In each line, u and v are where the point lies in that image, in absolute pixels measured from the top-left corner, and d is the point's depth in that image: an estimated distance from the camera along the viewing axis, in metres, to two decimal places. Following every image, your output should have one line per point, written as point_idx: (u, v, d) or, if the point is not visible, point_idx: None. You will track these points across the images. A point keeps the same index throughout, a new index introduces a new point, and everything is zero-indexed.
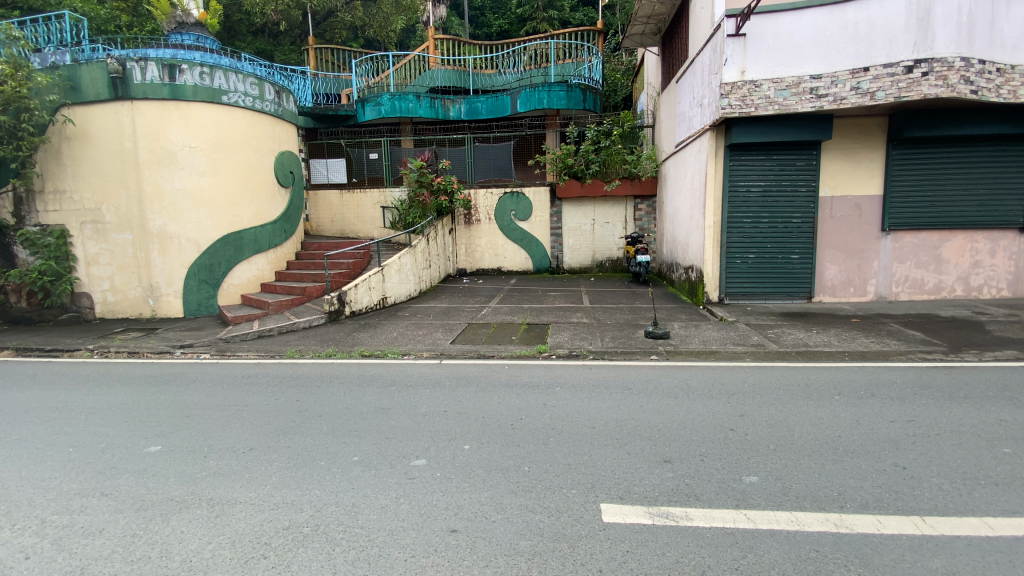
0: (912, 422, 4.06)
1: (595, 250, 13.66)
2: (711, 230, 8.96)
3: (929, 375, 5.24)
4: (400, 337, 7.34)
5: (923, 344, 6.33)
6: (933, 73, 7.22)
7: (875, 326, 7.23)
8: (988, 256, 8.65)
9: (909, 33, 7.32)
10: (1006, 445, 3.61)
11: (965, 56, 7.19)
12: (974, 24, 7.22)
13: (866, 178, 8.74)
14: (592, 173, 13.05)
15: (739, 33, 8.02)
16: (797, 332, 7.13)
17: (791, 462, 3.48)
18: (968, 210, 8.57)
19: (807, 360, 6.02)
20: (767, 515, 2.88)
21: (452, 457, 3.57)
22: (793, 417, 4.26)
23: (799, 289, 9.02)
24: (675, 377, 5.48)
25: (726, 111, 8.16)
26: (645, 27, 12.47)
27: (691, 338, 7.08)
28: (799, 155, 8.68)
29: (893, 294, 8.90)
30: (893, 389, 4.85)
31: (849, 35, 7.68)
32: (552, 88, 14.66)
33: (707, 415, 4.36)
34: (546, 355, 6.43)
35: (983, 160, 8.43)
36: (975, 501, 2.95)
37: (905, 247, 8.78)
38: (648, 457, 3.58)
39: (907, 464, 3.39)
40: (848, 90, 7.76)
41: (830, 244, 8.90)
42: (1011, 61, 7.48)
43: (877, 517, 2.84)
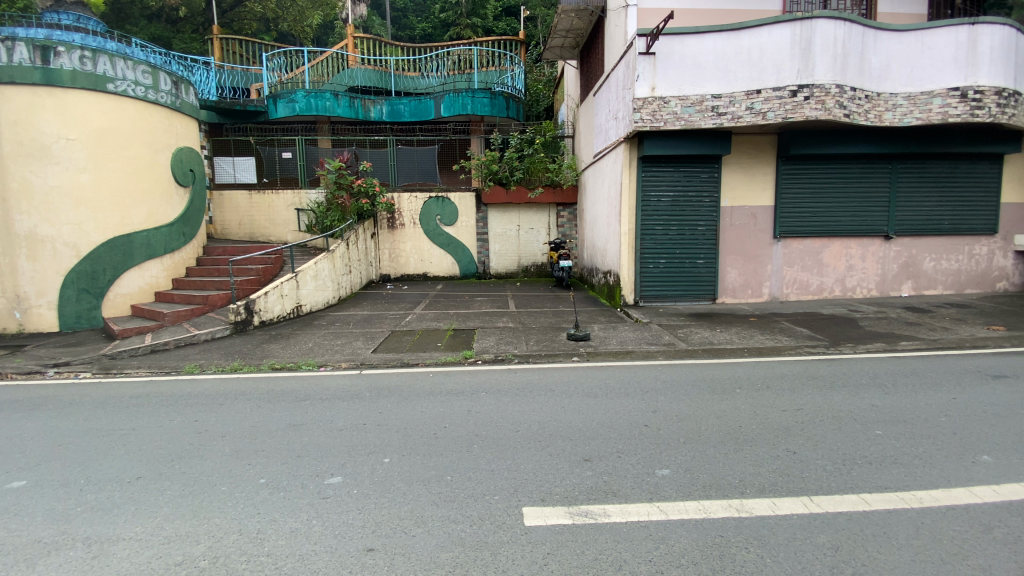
0: (800, 410, 4.50)
1: (519, 256, 13.85)
2: (627, 236, 9.43)
3: (814, 368, 5.84)
4: (316, 347, 6.97)
5: (809, 339, 7.06)
6: (813, 97, 8.11)
7: (769, 324, 7.96)
8: (860, 260, 9.84)
9: (793, 60, 8.16)
10: (877, 427, 4.09)
11: (839, 83, 8.14)
12: (846, 56, 8.19)
13: (759, 191, 9.62)
14: (515, 179, 13.25)
15: (649, 51, 8.53)
16: (703, 331, 7.69)
17: (699, 453, 3.71)
18: (843, 220, 9.71)
19: (712, 357, 6.50)
20: (678, 506, 3.04)
21: (370, 472, 3.42)
22: (701, 410, 4.56)
23: (704, 292, 9.72)
24: (595, 378, 5.66)
25: (638, 124, 8.65)
26: (564, 40, 12.89)
27: (610, 339, 7.36)
28: (702, 168, 9.39)
29: (784, 295, 9.85)
30: (785, 381, 5.35)
31: (744, 59, 8.42)
32: (476, 94, 14.68)
33: (625, 412, 4.54)
34: (471, 360, 6.39)
35: (853, 177, 9.60)
36: (854, 479, 3.31)
37: (793, 252, 9.76)
38: (569, 457, 3.66)
39: (796, 449, 3.74)
40: (744, 109, 8.50)
41: (731, 250, 9.69)
42: (878, 89, 8.53)
43: (772, 499, 3.10)
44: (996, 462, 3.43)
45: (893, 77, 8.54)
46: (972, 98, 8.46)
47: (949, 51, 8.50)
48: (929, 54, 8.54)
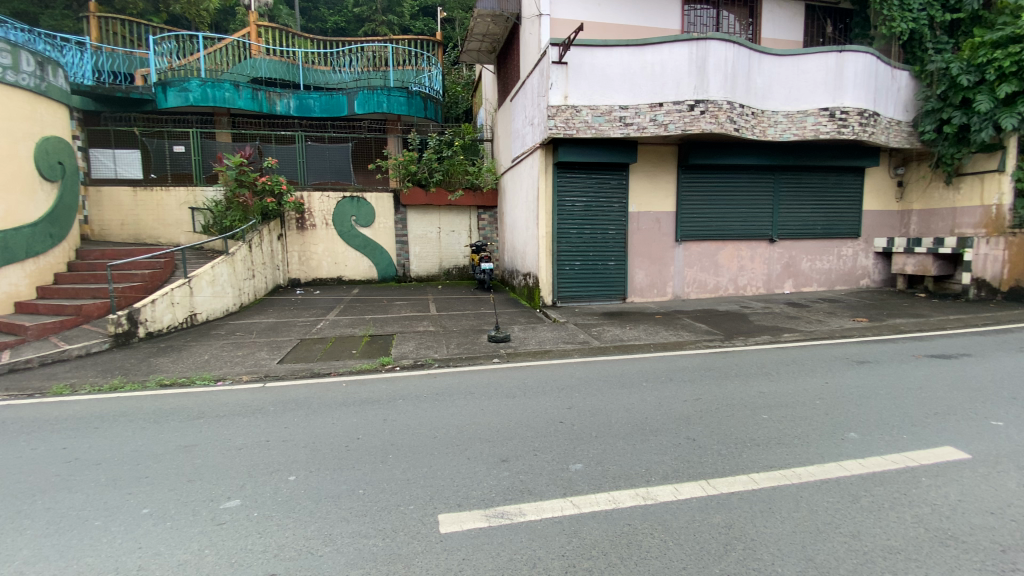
0: (699, 400, 4.87)
1: (440, 258, 13.69)
2: (544, 239, 9.67)
3: (712, 360, 6.36)
4: (214, 360, 6.40)
5: (707, 334, 7.67)
6: (708, 112, 8.84)
7: (673, 321, 8.54)
8: (750, 260, 10.87)
9: (691, 77, 8.84)
10: (764, 412, 4.53)
11: (730, 100, 8.95)
12: (735, 75, 9.01)
13: (663, 197, 10.30)
14: (434, 181, 13.10)
15: (562, 61, 8.83)
16: (615, 328, 8.08)
17: (609, 446, 3.89)
18: (735, 225, 10.67)
19: (623, 353, 6.85)
20: (590, 499, 3.16)
21: (273, 492, 3.20)
22: (612, 404, 4.78)
23: (616, 292, 10.23)
24: (514, 378, 5.74)
25: (552, 131, 8.92)
26: (481, 45, 12.98)
27: (529, 340, 7.49)
28: (613, 175, 9.90)
29: (686, 294, 10.63)
30: (686, 373, 5.77)
31: (648, 73, 8.98)
32: (392, 93, 14.35)
33: (541, 411, 4.65)
34: (389, 367, 6.21)
35: (742, 186, 10.61)
36: (745, 461, 3.64)
37: (693, 254, 10.56)
38: (486, 459, 3.67)
39: (696, 436, 4.04)
40: (648, 121, 9.06)
41: (639, 253, 10.28)
42: (762, 107, 9.48)
43: (674, 485, 3.32)
44: (859, 437, 3.90)
45: (774, 96, 9.54)
46: (838, 117, 9.63)
47: (820, 75, 9.60)
48: (804, 77, 9.61)
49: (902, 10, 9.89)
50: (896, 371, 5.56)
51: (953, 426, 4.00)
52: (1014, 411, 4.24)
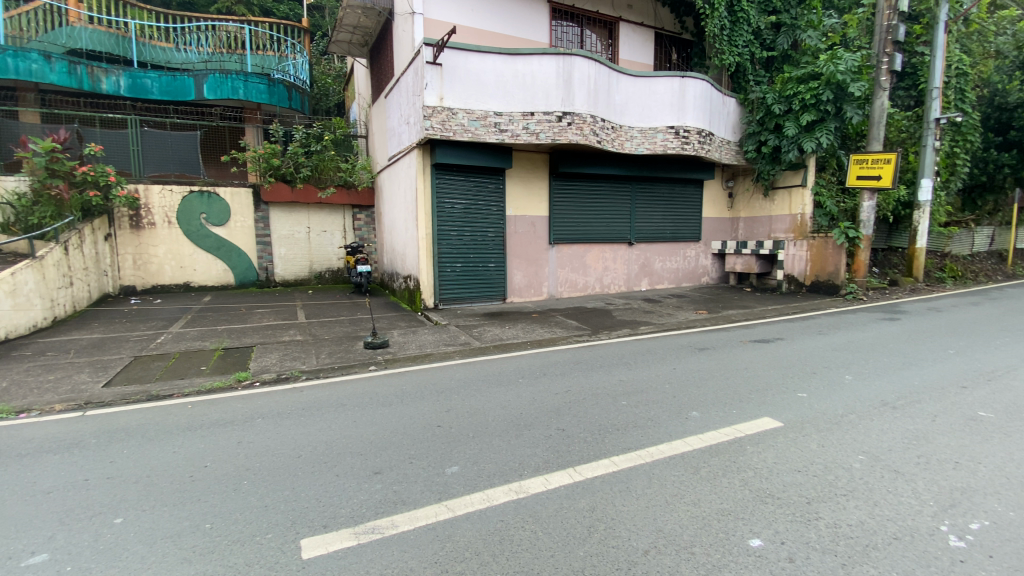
0: (569, 392, 5.19)
1: (310, 260, 12.77)
2: (424, 241, 9.51)
3: (581, 354, 6.80)
4: (13, 388, 5.23)
5: (578, 330, 8.19)
6: (574, 124, 9.47)
7: (548, 319, 8.98)
8: (614, 261, 11.86)
9: (558, 90, 9.38)
10: (624, 398, 4.97)
11: (593, 114, 9.68)
12: (597, 91, 9.77)
13: (537, 202, 10.78)
14: (302, 177, 12.19)
15: (436, 62, 8.79)
16: (495, 328, 8.25)
17: (484, 445, 3.95)
18: (601, 229, 11.57)
19: (501, 352, 7.01)
20: (464, 500, 3.19)
21: (92, 541, 2.71)
22: (488, 404, 4.88)
23: (496, 292, 10.47)
24: (390, 385, 5.56)
25: (429, 132, 8.82)
26: (352, 37, 12.38)
27: (408, 344, 7.31)
28: (490, 179, 10.12)
29: (559, 293, 11.26)
30: (558, 368, 6.11)
31: (519, 82, 9.33)
32: (250, 79, 13.03)
33: (417, 416, 4.57)
34: (247, 383, 5.62)
35: (606, 193, 11.54)
36: (607, 445, 3.94)
37: (565, 256, 11.22)
38: (357, 474, 3.51)
39: (565, 427, 4.28)
40: (521, 128, 9.40)
41: (515, 254, 10.63)
42: (621, 122, 10.41)
43: (545, 476, 3.47)
44: (700, 415, 4.45)
45: (630, 112, 10.52)
46: (682, 135, 10.93)
47: (668, 97, 10.80)
48: (655, 97, 10.74)
49: (731, 44, 11.41)
50: (728, 355, 6.47)
51: (770, 400, 4.74)
52: (812, 383, 5.17)
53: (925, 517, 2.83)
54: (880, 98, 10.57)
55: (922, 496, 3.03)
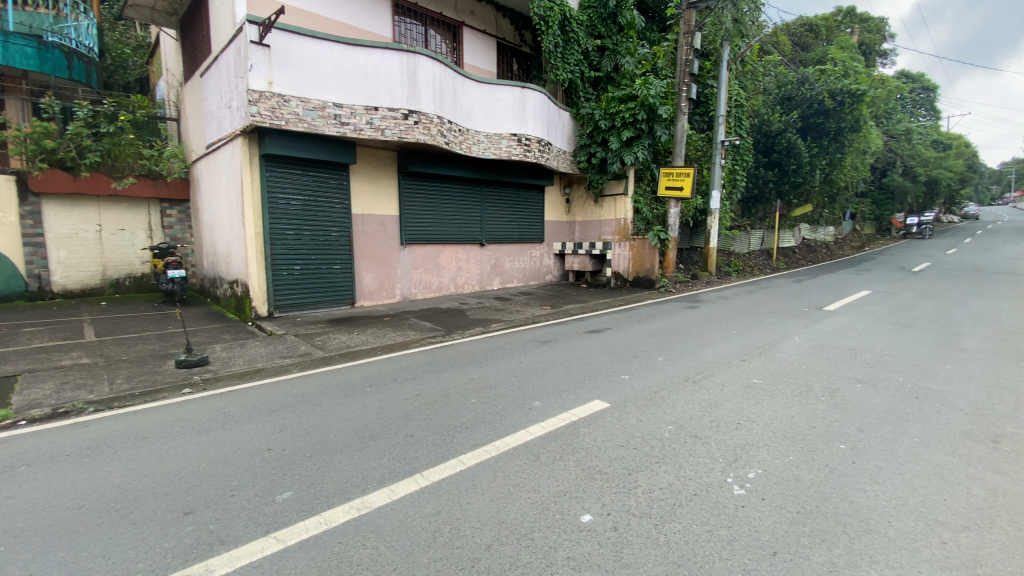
0: (418, 396, 5.10)
1: (104, 265, 10.57)
2: (254, 241, 8.53)
3: (431, 356, 6.76)
4: None
5: (430, 331, 8.12)
6: (420, 123, 9.39)
7: (398, 322, 8.74)
8: (466, 262, 12.03)
9: (403, 87, 9.20)
10: (472, 396, 5.05)
11: (439, 115, 9.71)
12: (443, 92, 9.83)
13: (385, 200, 10.41)
14: (89, 164, 10.00)
15: (263, 42, 7.91)
16: (340, 335, 7.76)
17: (323, 464, 3.68)
18: (451, 229, 11.63)
19: (346, 361, 6.62)
20: (297, 528, 2.91)
21: None
22: (328, 418, 4.55)
23: (342, 296, 9.87)
24: (211, 408, 4.86)
25: (256, 119, 7.90)
26: (155, 2, 10.54)
27: (234, 359, 6.47)
28: (331, 174, 9.49)
29: (413, 295, 11.05)
30: (407, 372, 5.97)
31: (361, 75, 8.89)
32: (10, 39, 10.33)
33: (244, 441, 4.07)
34: (6, 424, 4.42)
35: (455, 194, 11.64)
36: (454, 445, 3.95)
37: (416, 257, 11.03)
38: (163, 517, 3.00)
39: (412, 432, 4.20)
40: (364, 123, 8.97)
41: (362, 256, 10.15)
42: (467, 124, 10.61)
43: (390, 487, 3.34)
44: (541, 405, 4.72)
45: (476, 116, 10.78)
46: (524, 141, 11.55)
47: (510, 104, 11.31)
48: (498, 103, 11.17)
49: (564, 61, 12.40)
50: (567, 346, 7.02)
51: (601, 384, 5.25)
52: (634, 366, 5.87)
53: (717, 473, 3.31)
54: (682, 120, 12.45)
55: (714, 454, 3.57)
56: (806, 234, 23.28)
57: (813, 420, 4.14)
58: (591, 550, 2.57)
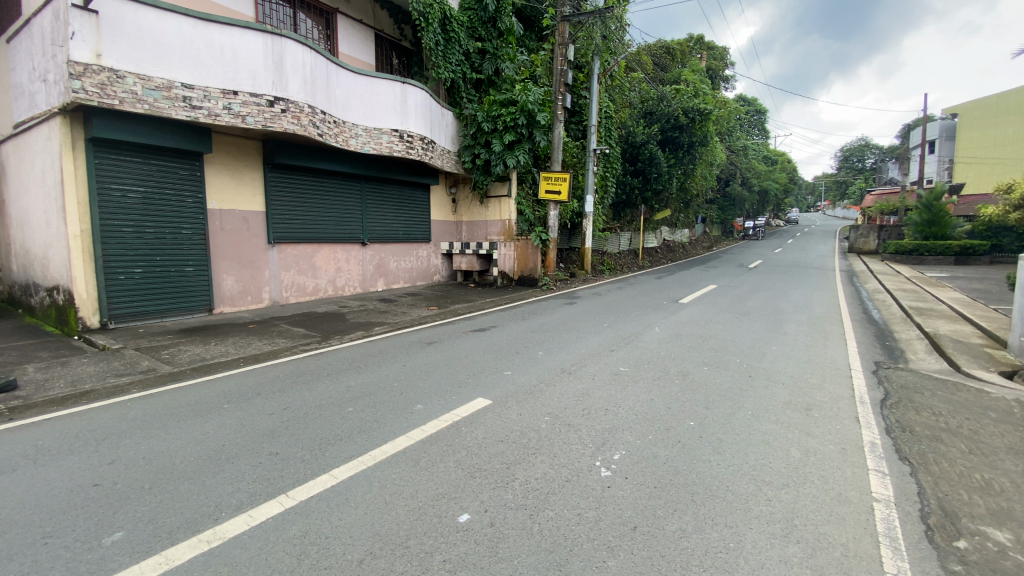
0: (287, 409, 4.70)
1: None
2: (79, 240, 7.22)
3: (304, 364, 6.29)
4: None
5: (303, 338, 7.55)
6: (289, 111, 8.70)
7: (267, 329, 8.01)
8: (345, 262, 11.39)
9: (267, 71, 8.44)
10: (349, 405, 4.79)
11: (310, 104, 9.08)
12: (314, 81, 9.21)
13: (249, 195, 9.48)
14: None
15: (88, 7, 6.69)
16: (195, 347, 6.87)
17: (167, 495, 3.22)
18: (327, 228, 10.93)
19: (203, 375, 5.88)
20: (130, 573, 2.50)
21: None
22: (176, 442, 3.99)
23: (197, 302, 8.78)
24: (17, 443, 4.00)
25: (79, 96, 6.67)
26: None
27: (52, 382, 5.39)
28: (180, 164, 8.39)
29: (284, 298, 10.18)
30: (275, 384, 5.48)
31: (216, 55, 7.95)
32: None
33: (62, 478, 3.41)
34: None
35: (332, 190, 10.98)
36: (325, 459, 3.70)
37: (288, 257, 10.19)
38: None
39: (278, 449, 3.86)
40: (221, 108, 8.05)
41: (222, 256, 9.13)
42: (343, 116, 10.06)
43: (248, 512, 3.03)
44: (423, 407, 4.63)
45: (352, 110, 10.26)
46: (406, 139, 11.27)
47: (389, 99, 10.95)
48: (377, 98, 10.75)
49: (445, 60, 12.32)
50: (451, 346, 7.00)
51: (483, 382, 5.30)
52: (515, 362, 6.03)
53: (587, 458, 3.53)
54: (559, 127, 13.09)
55: (585, 441, 3.79)
56: (667, 235, 25.94)
57: (669, 402, 4.61)
58: (466, 550, 2.57)
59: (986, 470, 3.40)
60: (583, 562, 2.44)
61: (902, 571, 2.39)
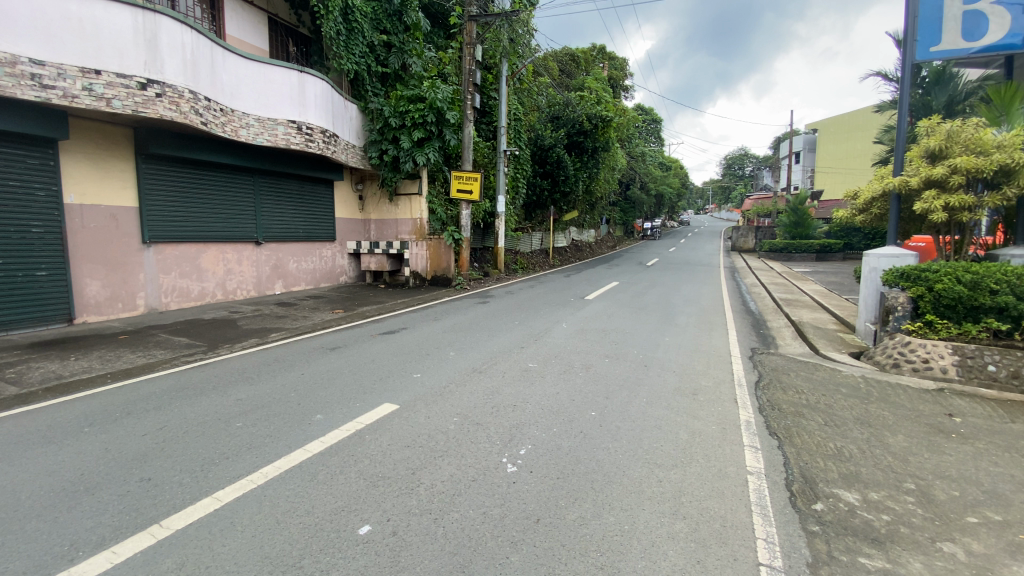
0: (164, 428, 4.20)
1: None
2: None
3: (187, 377, 5.67)
4: None
5: (187, 348, 6.82)
6: (165, 96, 7.80)
7: (142, 339, 7.13)
8: (237, 263, 10.46)
9: (138, 50, 7.50)
10: (239, 420, 4.39)
11: (191, 89, 8.22)
12: (196, 64, 8.36)
13: (118, 189, 8.38)
14: None
15: None
16: (48, 364, 5.91)
17: (6, 539, 2.73)
18: (215, 226, 9.97)
19: (58, 396, 5.07)
20: None
21: None
22: (18, 476, 3.40)
23: (53, 312, 7.60)
24: None
25: None
26: None
27: None
28: (28, 151, 7.21)
29: (163, 304, 9.13)
30: (150, 401, 4.87)
31: (73, 28, 6.89)
32: None
33: None
34: None
35: (220, 185, 10.03)
36: (208, 481, 3.35)
37: (167, 258, 9.15)
38: None
39: (152, 474, 3.43)
40: (80, 89, 7.01)
41: (85, 258, 7.98)
42: (231, 104, 9.23)
43: (112, 548, 2.66)
44: (323, 418, 4.37)
45: (242, 97, 9.45)
46: (305, 131, 10.60)
47: (285, 89, 10.24)
48: (271, 86, 10.01)
49: (348, 51, 11.75)
50: (356, 351, 6.70)
51: (390, 386, 5.13)
52: (424, 364, 5.91)
53: (494, 455, 3.55)
54: (468, 127, 13.08)
55: (492, 439, 3.81)
56: (575, 235, 27.00)
57: (574, 395, 4.78)
58: (367, 562, 2.47)
59: (838, 439, 3.93)
60: (486, 561, 2.44)
61: (769, 535, 2.68)
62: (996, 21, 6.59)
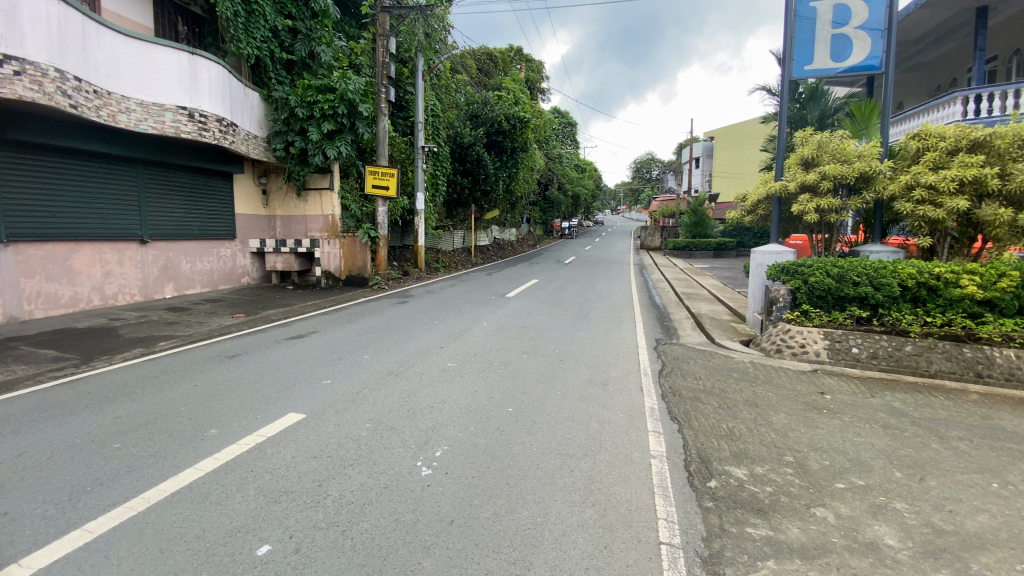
0: (21, 456, 3.62)
1: None
2: None
3: (54, 395, 4.94)
4: None
5: (54, 362, 5.94)
6: (26, 74, 6.71)
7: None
8: (117, 265, 9.31)
9: None
10: (117, 440, 3.89)
11: (59, 68, 7.18)
12: (63, 39, 7.34)
13: None
14: None
15: None
16: None
17: None
18: (90, 222, 8.81)
19: None
20: None
21: None
22: None
23: None
24: None
25: None
26: None
27: None
28: None
29: (25, 313, 7.90)
30: (2, 425, 4.17)
31: None
32: None
33: None
34: None
35: (94, 176, 8.88)
36: (78, 511, 2.93)
37: (29, 260, 7.94)
38: None
39: (6, 509, 2.94)
40: None
41: None
42: (107, 86, 8.21)
43: None
44: (219, 432, 4.01)
45: (121, 79, 8.44)
46: (198, 119, 9.66)
47: (173, 71, 9.28)
48: (156, 68, 9.02)
49: (247, 34, 10.92)
50: (260, 358, 6.23)
51: (297, 395, 4.81)
52: (336, 369, 5.62)
53: (408, 459, 3.45)
54: (383, 121, 12.66)
55: (406, 442, 3.71)
56: (496, 234, 27.19)
57: (491, 392, 4.79)
58: None
59: (729, 420, 4.29)
60: (396, 569, 2.36)
61: (670, 514, 2.85)
62: (858, 45, 7.50)
